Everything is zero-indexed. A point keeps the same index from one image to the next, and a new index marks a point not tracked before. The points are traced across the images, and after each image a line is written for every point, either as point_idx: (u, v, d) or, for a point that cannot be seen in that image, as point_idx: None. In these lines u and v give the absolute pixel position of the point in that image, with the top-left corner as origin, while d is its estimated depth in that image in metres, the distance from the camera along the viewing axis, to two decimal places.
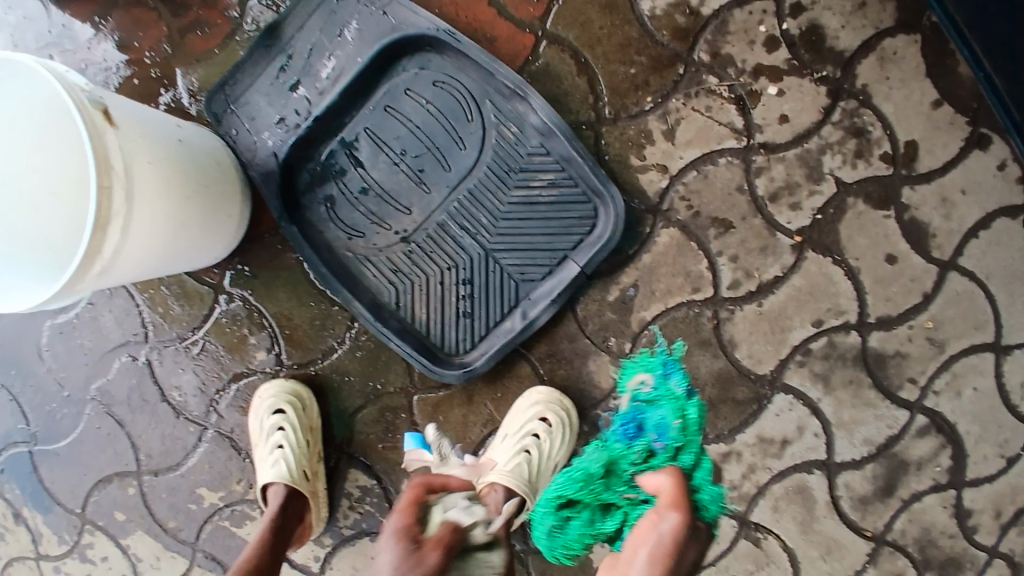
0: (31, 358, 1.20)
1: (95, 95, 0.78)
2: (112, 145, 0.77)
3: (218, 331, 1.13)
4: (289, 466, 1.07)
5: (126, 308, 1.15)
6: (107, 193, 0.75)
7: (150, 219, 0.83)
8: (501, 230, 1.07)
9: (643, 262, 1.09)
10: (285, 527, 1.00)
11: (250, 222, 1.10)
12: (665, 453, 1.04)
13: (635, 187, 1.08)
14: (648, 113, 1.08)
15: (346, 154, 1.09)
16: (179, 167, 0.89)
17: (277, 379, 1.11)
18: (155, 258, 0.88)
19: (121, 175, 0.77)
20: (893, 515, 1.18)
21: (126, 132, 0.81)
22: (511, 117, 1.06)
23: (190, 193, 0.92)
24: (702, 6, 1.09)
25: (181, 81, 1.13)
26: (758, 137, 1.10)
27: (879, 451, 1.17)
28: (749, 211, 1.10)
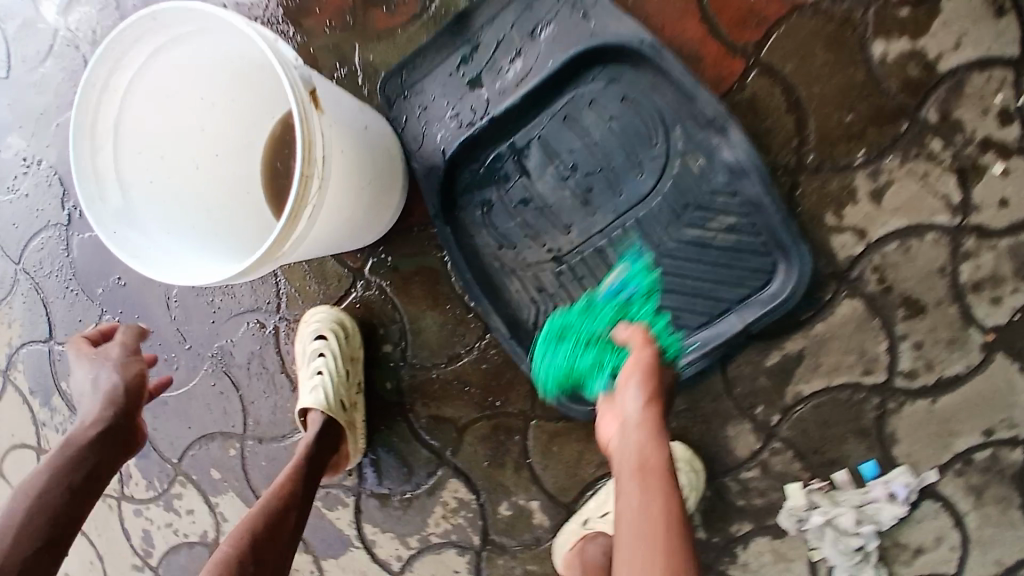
0: (156, 305, 1.20)
1: (307, 73, 0.73)
2: (319, 132, 0.72)
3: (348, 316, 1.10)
4: (326, 393, 1.02)
5: (262, 275, 1.13)
6: (307, 183, 0.71)
7: (328, 211, 0.79)
8: (662, 269, 0.98)
9: (816, 330, 0.98)
10: (317, 458, 0.97)
11: (402, 212, 1.06)
12: (642, 304, 0.96)
13: (825, 248, 0.97)
14: (857, 168, 0.96)
15: (513, 160, 1.01)
16: (359, 158, 0.85)
17: (329, 306, 1.09)
18: (317, 246, 0.84)
19: (320, 165, 0.73)
20: None
21: (330, 119, 0.76)
22: (702, 149, 0.95)
23: (362, 185, 0.87)
24: (938, 61, 0.94)
25: (357, 59, 1.09)
26: (973, 218, 0.96)
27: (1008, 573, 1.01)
28: (947, 297, 0.98)
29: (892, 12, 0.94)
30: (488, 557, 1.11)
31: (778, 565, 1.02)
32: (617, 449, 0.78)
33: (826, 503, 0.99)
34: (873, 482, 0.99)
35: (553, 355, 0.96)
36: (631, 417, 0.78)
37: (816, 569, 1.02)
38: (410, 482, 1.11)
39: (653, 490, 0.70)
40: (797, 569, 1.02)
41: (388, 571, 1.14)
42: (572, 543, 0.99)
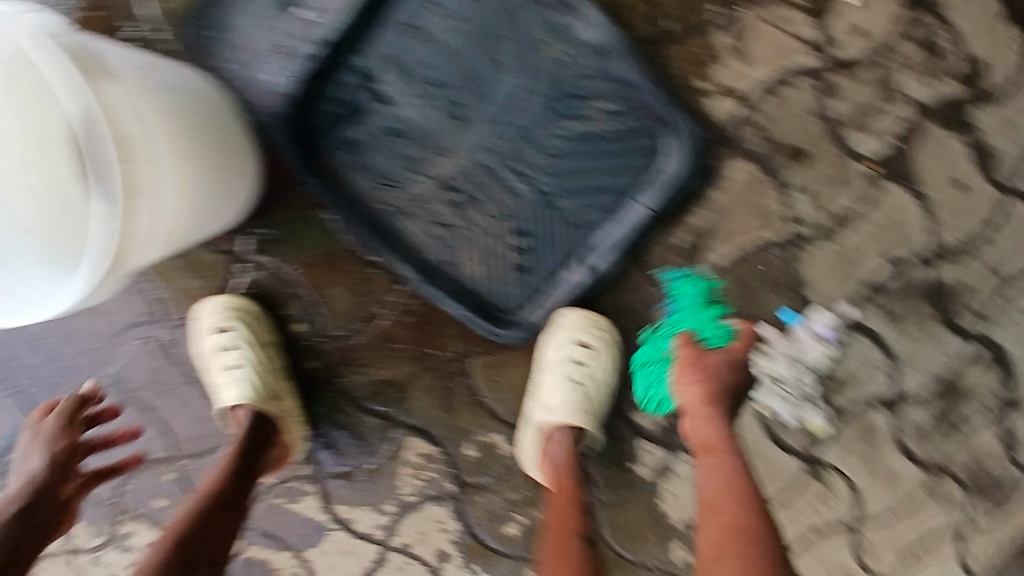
0: (24, 348, 1.10)
1: (82, 44, 0.71)
2: (111, 112, 0.70)
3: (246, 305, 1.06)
4: (250, 384, 0.99)
5: (133, 287, 1.07)
6: (122, 166, 0.69)
7: (171, 186, 0.77)
8: (556, 172, 0.97)
9: (714, 198, 1.01)
10: (251, 453, 0.95)
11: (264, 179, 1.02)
12: (708, 306, 1.04)
13: (706, 114, 1.00)
14: (717, 27, 0.99)
15: (368, 89, 0.97)
16: (181, 121, 0.80)
17: (222, 295, 1.04)
18: (181, 227, 0.83)
19: (126, 141, 0.70)
20: (951, 446, 1.07)
21: (117, 89, 0.72)
22: (561, 36, 0.93)
23: (198, 151, 0.83)
24: None
25: (149, 8, 0.98)
26: (832, 54, 1.00)
27: (943, 389, 1.06)
28: (822, 137, 1.01)
29: None
30: (466, 500, 1.11)
31: None
32: (686, 395, 0.97)
33: (757, 358, 1.06)
34: (797, 327, 1.05)
35: (652, 388, 1.05)
36: (691, 411, 0.95)
37: (762, 420, 1.09)
38: (367, 452, 1.09)
39: (716, 418, 0.93)
40: (747, 424, 1.09)
41: (373, 543, 1.13)
42: (535, 444, 1.00)
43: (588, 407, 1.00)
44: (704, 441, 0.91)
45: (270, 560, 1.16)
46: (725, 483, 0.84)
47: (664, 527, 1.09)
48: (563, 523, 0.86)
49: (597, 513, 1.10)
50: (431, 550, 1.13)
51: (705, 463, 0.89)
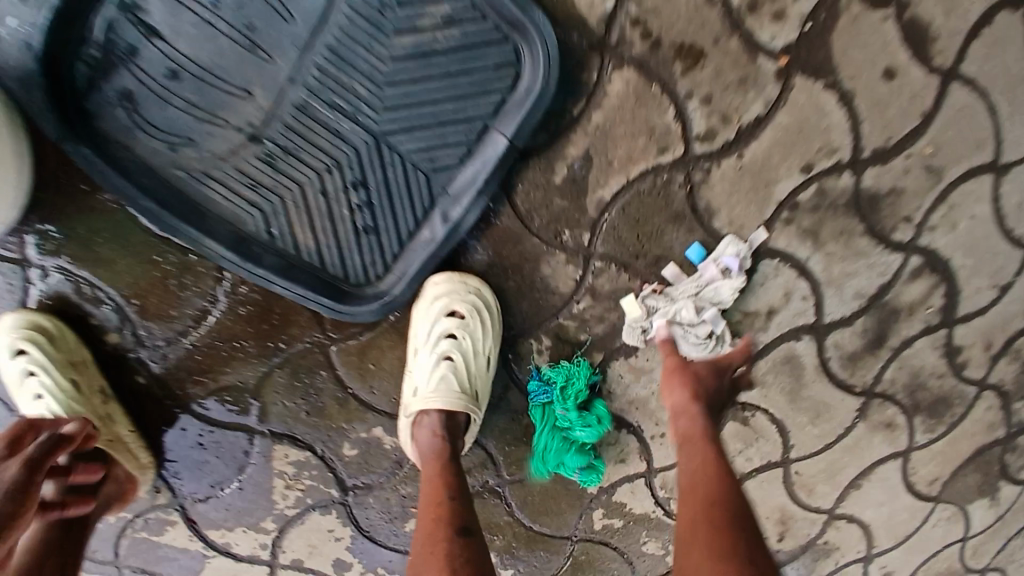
0: None
1: None
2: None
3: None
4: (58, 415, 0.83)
5: None
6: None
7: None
8: (391, 105, 0.77)
9: (594, 122, 0.82)
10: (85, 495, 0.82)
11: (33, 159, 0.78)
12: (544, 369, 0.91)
13: (570, 17, 0.78)
14: None
15: (129, 21, 0.70)
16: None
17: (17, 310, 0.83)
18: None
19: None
20: (882, 365, 1.04)
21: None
22: None
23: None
24: None
25: None
26: None
27: (870, 303, 0.99)
28: (723, 31, 0.83)
29: None
30: (357, 503, 0.97)
31: (640, 382, 0.95)
32: (665, 361, 0.89)
33: (661, 306, 0.90)
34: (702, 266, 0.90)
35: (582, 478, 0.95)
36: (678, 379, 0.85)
37: None
38: (232, 468, 0.93)
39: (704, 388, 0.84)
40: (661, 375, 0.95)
41: (260, 564, 0.99)
42: (408, 437, 0.86)
43: (466, 390, 0.85)
44: (685, 414, 0.81)
45: None
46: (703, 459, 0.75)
47: (580, 494, 1.01)
48: (435, 516, 0.70)
49: (507, 491, 1.00)
50: (327, 562, 1.00)
51: (683, 441, 0.79)
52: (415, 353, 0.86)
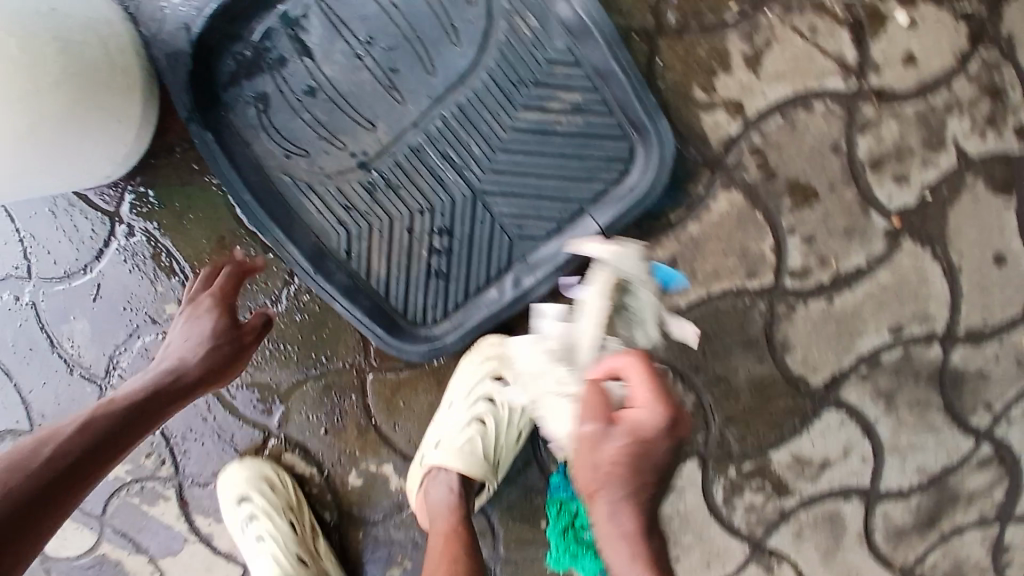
0: None
1: None
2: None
3: (115, 273, 0.88)
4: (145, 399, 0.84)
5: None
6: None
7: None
8: (496, 167, 0.79)
9: (689, 233, 0.80)
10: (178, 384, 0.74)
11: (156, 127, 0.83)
12: None
13: (692, 130, 0.77)
14: (728, 27, 0.75)
15: (289, 38, 0.76)
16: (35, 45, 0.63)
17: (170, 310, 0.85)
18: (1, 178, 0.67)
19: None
20: (927, 548, 0.93)
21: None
22: (532, 6, 0.74)
23: (56, 86, 0.65)
24: None
25: None
26: (874, 80, 0.80)
27: (932, 481, 0.91)
28: (841, 178, 0.82)
29: None
30: (347, 534, 0.94)
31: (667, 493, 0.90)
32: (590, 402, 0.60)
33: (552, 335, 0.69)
34: (589, 292, 0.68)
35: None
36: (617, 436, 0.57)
37: (709, 496, 0.91)
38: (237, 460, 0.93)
39: (651, 451, 0.56)
40: (689, 496, 0.91)
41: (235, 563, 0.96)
42: (418, 483, 0.84)
43: (489, 457, 0.83)
44: (617, 483, 0.56)
45: (123, 563, 0.97)
46: (641, 518, 0.57)
47: None
48: (452, 559, 0.71)
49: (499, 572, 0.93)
50: None
51: (613, 494, 0.56)
52: (450, 404, 0.85)
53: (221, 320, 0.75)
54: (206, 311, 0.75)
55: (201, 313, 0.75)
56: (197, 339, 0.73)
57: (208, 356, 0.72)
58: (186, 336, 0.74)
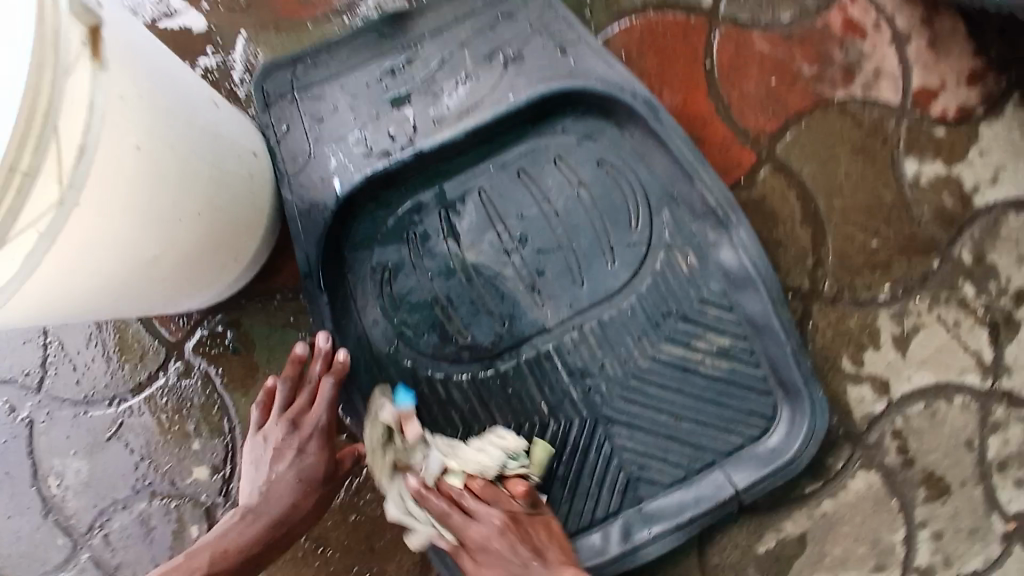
0: None
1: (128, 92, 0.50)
2: (70, 117, 0.45)
3: (143, 417, 0.80)
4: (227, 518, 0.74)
5: (25, 338, 0.82)
6: (39, 206, 0.45)
7: (89, 239, 0.50)
8: (629, 395, 0.73)
9: (823, 509, 0.73)
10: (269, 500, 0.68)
11: (264, 269, 0.79)
12: None
13: (837, 400, 0.74)
14: (881, 305, 0.74)
15: (438, 216, 0.75)
16: (189, 173, 0.57)
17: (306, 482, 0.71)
18: (74, 301, 0.55)
19: (71, 165, 0.45)
20: None
21: (111, 84, 0.48)
22: (692, 245, 0.74)
23: (205, 223, 0.61)
24: (976, 192, 0.77)
25: (240, 47, 0.83)
26: (1005, 382, 0.75)
27: None
28: (972, 476, 0.74)
29: (928, 129, 0.78)
30: None
31: None
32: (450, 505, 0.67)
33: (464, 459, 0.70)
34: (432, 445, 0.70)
35: None
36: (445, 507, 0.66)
37: None
38: None
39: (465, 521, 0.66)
40: None
41: None
42: None
43: None
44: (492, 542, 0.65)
45: None
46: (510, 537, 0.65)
47: None
48: None
49: None
50: None
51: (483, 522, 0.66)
52: None
53: (320, 458, 0.69)
54: (305, 440, 0.68)
55: (301, 442, 0.68)
56: (296, 478, 0.67)
57: (305, 500, 0.68)
58: (281, 470, 0.67)
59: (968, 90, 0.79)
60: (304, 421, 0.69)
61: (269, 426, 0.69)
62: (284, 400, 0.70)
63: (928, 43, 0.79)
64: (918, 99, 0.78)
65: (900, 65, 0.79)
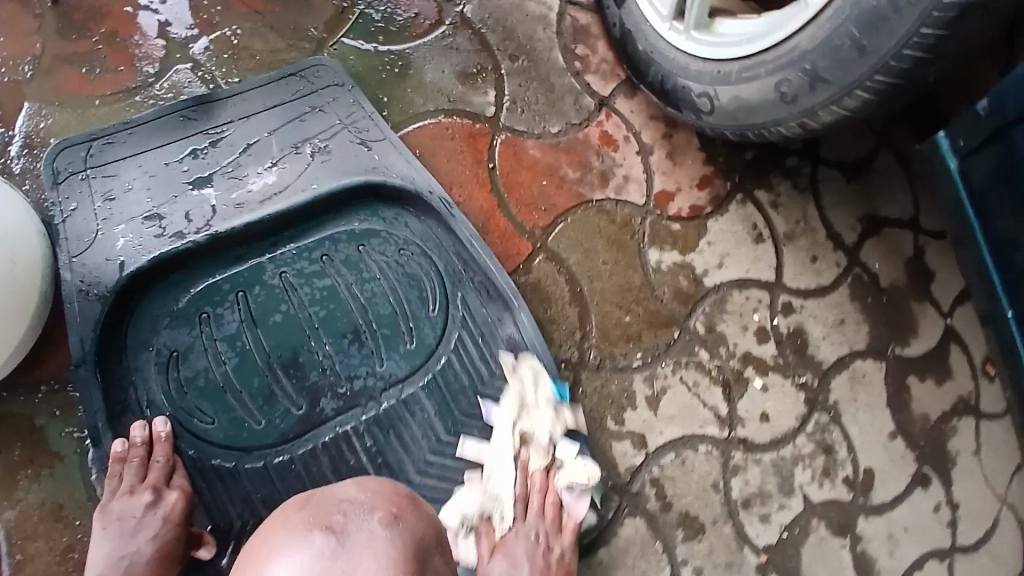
0: None
1: None
2: None
3: None
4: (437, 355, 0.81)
5: None
6: None
7: None
8: (425, 468, 0.78)
9: (599, 559, 0.83)
10: None
11: (28, 356, 0.75)
12: None
13: (605, 455, 0.86)
14: (635, 370, 0.89)
15: (234, 299, 0.77)
16: None
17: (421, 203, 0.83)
18: None
19: None
20: None
21: None
22: (482, 323, 0.83)
23: None
24: (706, 274, 0.98)
25: (20, 120, 0.81)
26: (739, 430, 0.93)
27: None
28: (722, 515, 0.89)
29: (666, 224, 0.97)
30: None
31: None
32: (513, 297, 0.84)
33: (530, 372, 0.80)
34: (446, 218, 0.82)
35: None
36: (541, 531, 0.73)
37: None
38: None
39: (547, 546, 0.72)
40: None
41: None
42: None
43: None
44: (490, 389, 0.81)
45: None
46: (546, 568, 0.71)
47: None
48: None
49: None
50: None
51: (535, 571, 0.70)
52: None
53: (178, 530, 0.68)
54: (169, 508, 0.68)
55: (163, 511, 0.67)
56: (154, 554, 0.65)
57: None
58: (140, 541, 0.65)
59: (698, 192, 1.01)
60: (168, 492, 0.69)
61: (120, 498, 0.67)
62: (139, 472, 0.68)
63: (667, 154, 1.01)
64: (659, 199, 0.98)
65: (644, 172, 0.99)
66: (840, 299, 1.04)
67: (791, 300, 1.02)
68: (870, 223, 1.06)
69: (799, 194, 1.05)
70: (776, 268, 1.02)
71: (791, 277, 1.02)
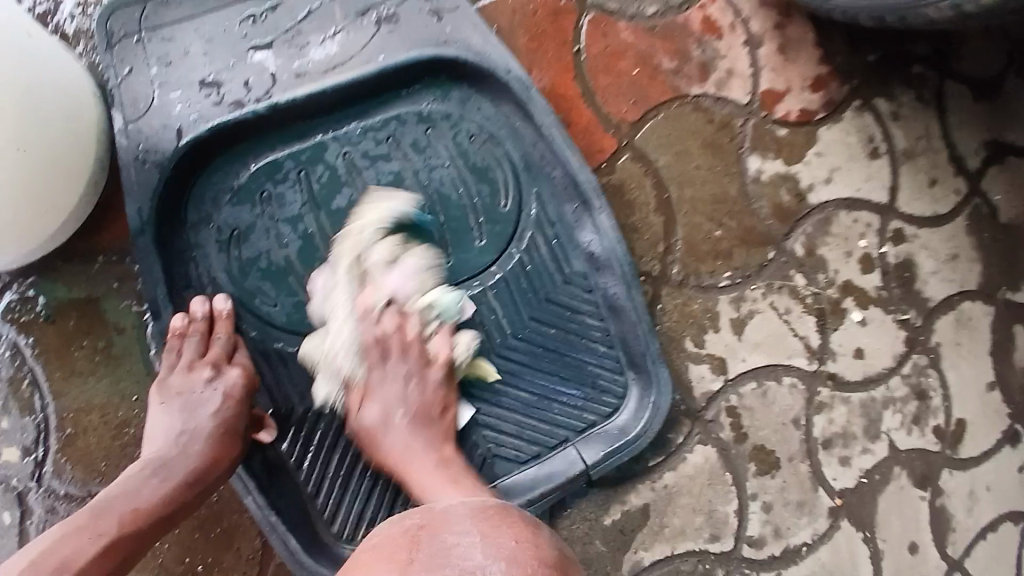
0: None
1: None
2: None
3: None
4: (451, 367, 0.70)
5: None
6: None
7: None
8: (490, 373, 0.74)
9: (664, 482, 0.80)
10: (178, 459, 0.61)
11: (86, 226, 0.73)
12: None
13: (680, 378, 0.80)
14: (720, 291, 0.81)
15: (295, 178, 0.71)
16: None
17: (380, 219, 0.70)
18: None
19: None
20: None
21: None
22: (556, 224, 0.75)
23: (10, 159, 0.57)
24: (811, 190, 0.85)
25: None
26: (829, 365, 0.85)
27: None
28: (799, 452, 0.83)
29: (771, 128, 0.84)
30: None
31: None
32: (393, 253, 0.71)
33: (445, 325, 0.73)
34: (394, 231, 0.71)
35: None
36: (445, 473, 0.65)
37: None
38: None
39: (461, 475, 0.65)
40: None
41: None
42: None
43: None
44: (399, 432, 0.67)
45: None
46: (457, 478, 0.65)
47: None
48: None
49: None
50: None
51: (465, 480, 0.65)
52: None
53: (239, 407, 0.66)
54: (229, 384, 0.66)
55: (225, 386, 0.66)
56: (215, 428, 0.64)
57: (226, 454, 0.64)
58: (201, 416, 0.64)
59: (811, 94, 0.86)
60: (228, 368, 0.67)
61: (181, 374, 0.67)
62: (199, 347, 0.67)
63: (778, 49, 0.85)
64: (766, 99, 0.84)
65: (750, 67, 0.84)
66: (958, 230, 0.89)
67: (903, 227, 0.88)
68: (1002, 144, 0.90)
69: (924, 104, 0.89)
70: (891, 188, 0.88)
71: (907, 200, 0.88)
